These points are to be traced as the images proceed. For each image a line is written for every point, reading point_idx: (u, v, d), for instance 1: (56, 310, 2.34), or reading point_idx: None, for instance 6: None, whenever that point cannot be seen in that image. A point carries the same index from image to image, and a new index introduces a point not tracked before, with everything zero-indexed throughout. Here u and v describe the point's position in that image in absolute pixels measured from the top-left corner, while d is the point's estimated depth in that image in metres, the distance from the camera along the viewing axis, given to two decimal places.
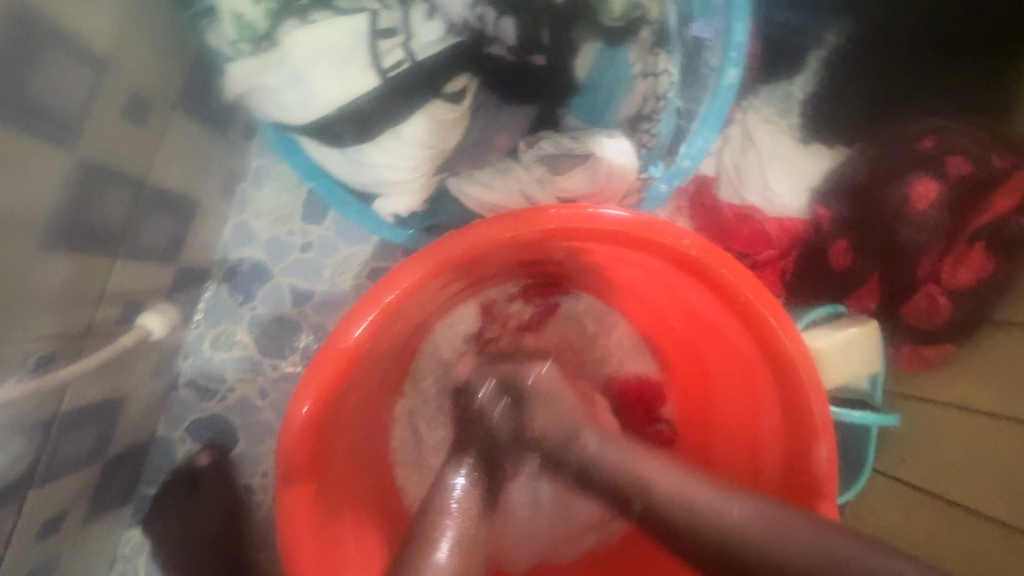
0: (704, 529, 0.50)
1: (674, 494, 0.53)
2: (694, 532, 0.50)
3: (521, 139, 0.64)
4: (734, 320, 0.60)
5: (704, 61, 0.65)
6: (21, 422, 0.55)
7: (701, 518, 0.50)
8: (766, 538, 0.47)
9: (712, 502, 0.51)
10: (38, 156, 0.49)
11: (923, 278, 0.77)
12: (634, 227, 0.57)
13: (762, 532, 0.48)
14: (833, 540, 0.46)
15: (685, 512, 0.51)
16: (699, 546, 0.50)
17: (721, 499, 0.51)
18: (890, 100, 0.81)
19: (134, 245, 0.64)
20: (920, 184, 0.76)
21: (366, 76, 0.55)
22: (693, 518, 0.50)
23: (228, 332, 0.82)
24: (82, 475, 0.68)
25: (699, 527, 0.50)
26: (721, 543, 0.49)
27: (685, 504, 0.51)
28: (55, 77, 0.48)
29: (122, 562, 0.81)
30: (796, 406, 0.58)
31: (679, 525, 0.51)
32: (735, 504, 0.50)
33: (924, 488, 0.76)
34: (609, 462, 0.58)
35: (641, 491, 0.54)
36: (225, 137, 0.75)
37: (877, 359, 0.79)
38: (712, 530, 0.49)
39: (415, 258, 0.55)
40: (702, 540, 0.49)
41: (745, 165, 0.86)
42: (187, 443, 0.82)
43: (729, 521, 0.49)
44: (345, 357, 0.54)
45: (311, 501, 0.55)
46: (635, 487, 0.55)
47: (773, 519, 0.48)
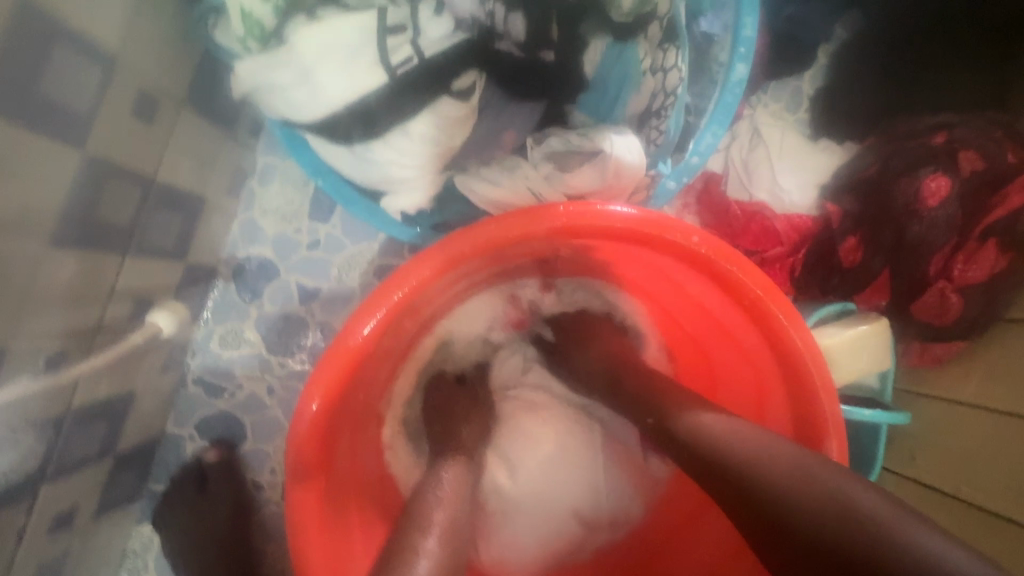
0: (737, 459, 0.47)
1: (702, 419, 0.52)
2: (726, 464, 0.48)
3: (529, 135, 0.63)
4: (743, 318, 0.60)
5: (712, 57, 0.66)
6: (33, 418, 0.55)
7: (735, 452, 0.48)
8: (804, 487, 0.43)
9: (752, 442, 0.48)
10: (47, 154, 0.49)
11: (934, 275, 0.76)
12: (644, 224, 0.56)
13: (777, 459, 0.46)
14: (856, 488, 0.42)
15: (719, 445, 0.49)
16: (728, 478, 0.47)
17: (759, 439, 0.48)
18: (902, 94, 0.80)
19: (143, 243, 0.65)
20: (931, 180, 0.74)
21: (374, 73, 0.55)
22: (728, 447, 0.48)
23: (235, 329, 0.83)
24: (93, 471, 0.68)
25: (731, 458, 0.47)
26: (752, 475, 0.46)
27: (718, 436, 0.49)
28: (64, 76, 0.49)
29: (132, 557, 0.81)
30: (806, 404, 0.58)
31: (710, 455, 0.49)
32: (775, 445, 0.47)
33: (934, 486, 0.75)
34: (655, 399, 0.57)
35: (682, 419, 0.53)
36: (232, 135, 0.75)
37: (887, 356, 0.78)
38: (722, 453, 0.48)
39: (424, 254, 0.55)
40: (736, 469, 0.47)
41: (753, 161, 0.86)
42: (195, 440, 0.83)
43: (762, 462, 0.46)
44: (354, 355, 0.54)
45: (319, 497, 0.55)
46: (677, 417, 0.53)
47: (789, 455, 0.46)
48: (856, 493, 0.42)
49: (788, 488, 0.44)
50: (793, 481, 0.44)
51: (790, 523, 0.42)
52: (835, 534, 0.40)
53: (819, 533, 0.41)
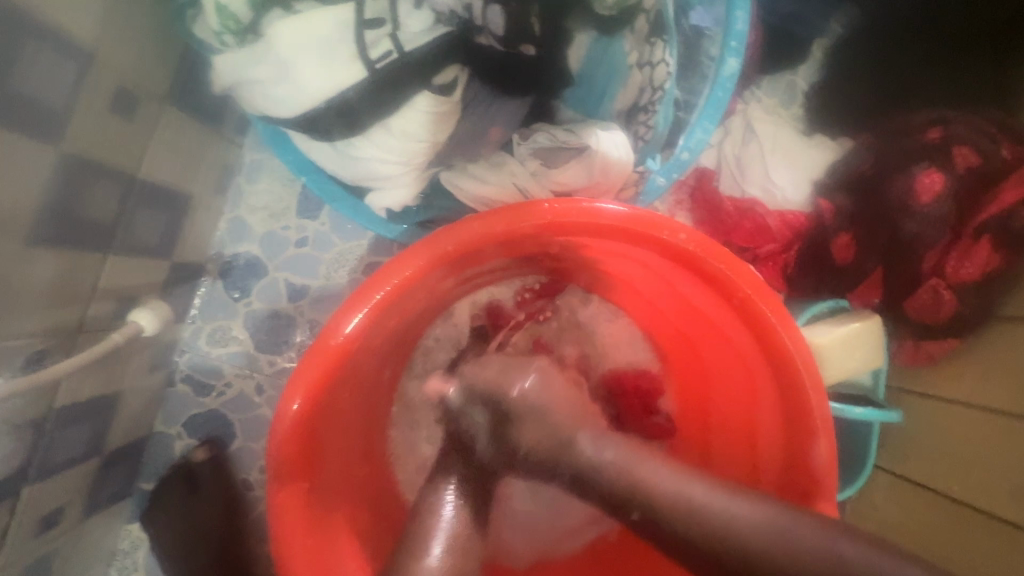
0: (700, 534, 0.48)
1: (685, 494, 0.50)
2: (690, 534, 0.49)
3: (515, 131, 0.63)
4: (731, 316, 0.59)
5: (703, 51, 0.65)
6: (14, 418, 0.55)
7: (704, 516, 0.49)
8: (775, 550, 0.46)
9: (712, 502, 0.49)
10: (21, 151, 0.48)
11: (927, 273, 0.76)
12: (632, 221, 0.55)
13: (776, 527, 0.47)
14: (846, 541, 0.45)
15: (721, 528, 0.48)
16: (699, 551, 0.48)
17: (715, 496, 0.50)
18: (897, 88, 0.79)
19: (126, 242, 0.64)
20: (925, 176, 0.74)
21: (352, 68, 0.53)
22: (689, 513, 0.49)
23: (224, 328, 0.82)
24: (79, 471, 0.68)
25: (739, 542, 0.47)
26: (720, 542, 0.47)
27: (682, 505, 0.50)
28: (38, 71, 0.48)
29: (121, 557, 0.81)
30: (793, 403, 0.58)
31: (670, 529, 0.50)
32: (737, 499, 0.49)
33: (927, 486, 0.75)
34: (607, 466, 0.55)
35: (636, 497, 0.52)
36: (217, 131, 0.74)
37: (880, 354, 0.77)
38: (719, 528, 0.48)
39: (410, 251, 0.54)
40: (706, 542, 0.48)
41: (746, 158, 0.84)
42: (184, 438, 0.82)
43: (736, 520, 0.48)
44: (336, 354, 0.53)
45: (303, 498, 0.55)
46: (632, 492, 0.52)
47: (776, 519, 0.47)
48: (821, 543, 0.45)
49: (759, 549, 0.46)
50: (794, 552, 0.45)
51: None
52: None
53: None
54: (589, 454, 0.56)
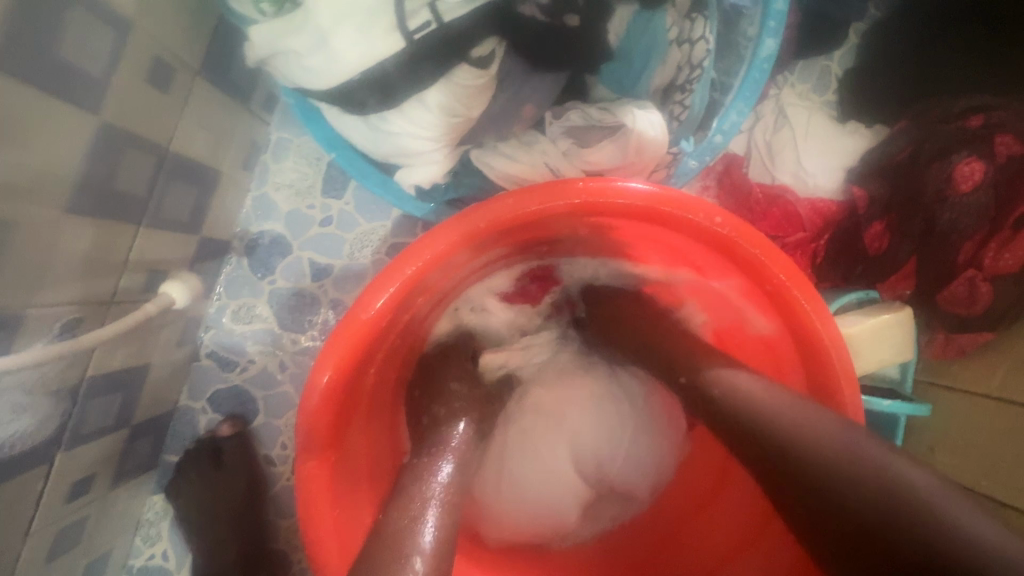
0: (785, 437, 0.46)
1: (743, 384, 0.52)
2: (781, 446, 0.46)
3: (549, 109, 0.63)
4: (764, 301, 0.58)
5: (740, 31, 0.63)
6: (49, 384, 0.56)
7: (761, 407, 0.49)
8: (834, 454, 0.43)
9: (800, 417, 0.47)
10: (60, 118, 0.48)
11: (963, 264, 0.73)
12: (662, 202, 0.54)
13: (826, 428, 0.45)
14: (908, 465, 0.42)
15: (769, 418, 0.48)
16: (779, 456, 0.46)
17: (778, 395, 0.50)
18: (939, 76, 0.76)
19: (157, 214, 0.64)
20: (965, 164, 0.72)
21: (390, 38, 0.52)
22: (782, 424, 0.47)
23: (248, 305, 0.83)
24: (109, 440, 0.69)
25: (786, 432, 0.46)
26: (800, 453, 0.45)
27: (775, 421, 0.47)
28: (79, 38, 0.48)
29: (146, 526, 0.83)
30: (825, 397, 0.57)
31: (731, 411, 0.51)
32: (843, 432, 0.45)
33: (953, 479, 0.73)
34: (741, 393, 0.51)
35: (749, 412, 0.49)
36: (247, 108, 0.74)
37: (910, 346, 0.76)
38: (764, 415, 0.48)
39: (440, 229, 0.53)
40: (790, 448, 0.46)
41: (777, 143, 0.83)
42: (208, 413, 0.83)
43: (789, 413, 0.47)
44: (366, 329, 0.53)
45: (330, 471, 0.55)
46: (751, 415, 0.49)
47: (833, 425, 0.46)
48: (935, 490, 0.39)
49: (841, 470, 0.43)
50: (838, 450, 0.44)
51: (843, 504, 0.42)
52: (858, 497, 0.41)
53: (877, 513, 0.40)
54: (730, 382, 0.52)
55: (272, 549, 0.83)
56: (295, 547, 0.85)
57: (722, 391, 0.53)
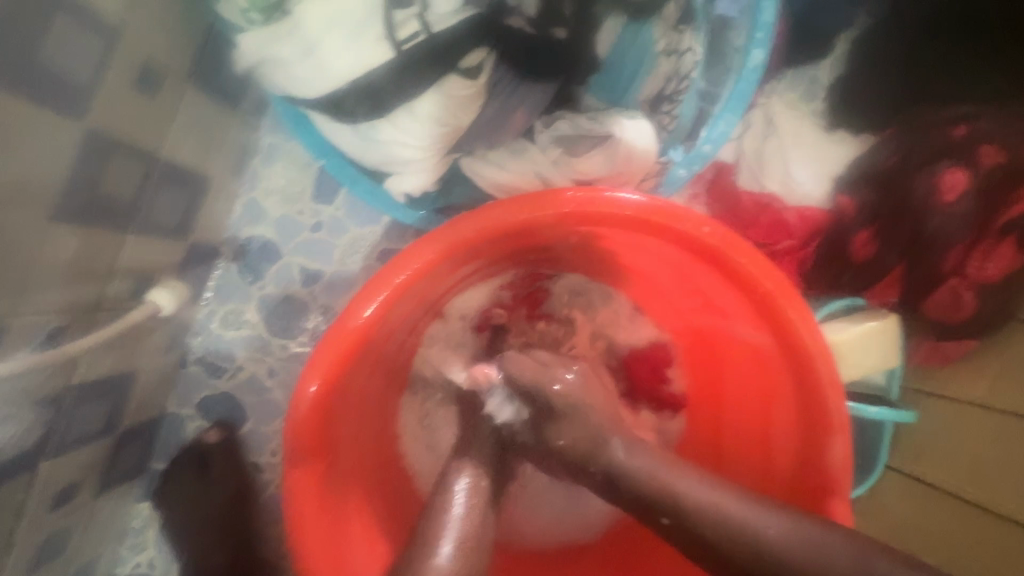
0: (737, 552, 0.49)
1: (720, 512, 0.51)
2: (705, 530, 0.51)
3: (538, 118, 0.62)
4: (750, 310, 0.59)
5: (728, 42, 0.63)
6: (33, 393, 0.55)
7: (737, 534, 0.50)
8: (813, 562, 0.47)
9: (711, 500, 0.52)
10: (45, 125, 0.48)
11: (948, 272, 0.75)
12: (650, 212, 0.55)
13: (795, 544, 0.48)
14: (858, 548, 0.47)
15: (746, 538, 0.49)
16: (709, 547, 0.50)
17: (755, 513, 0.50)
18: (924, 86, 0.77)
19: (144, 221, 0.64)
20: (949, 174, 0.74)
21: (380, 48, 0.53)
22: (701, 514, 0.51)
23: (237, 311, 0.82)
24: (94, 449, 0.68)
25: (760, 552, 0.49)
26: (733, 545, 0.50)
27: (749, 551, 0.49)
28: (64, 43, 0.47)
29: (132, 535, 0.82)
30: (812, 405, 0.57)
31: (702, 537, 0.51)
32: (754, 511, 0.51)
33: (936, 485, 0.75)
34: (637, 472, 0.55)
35: (665, 498, 0.53)
36: (236, 114, 0.74)
37: (895, 354, 0.76)
38: (743, 545, 0.49)
39: (430, 237, 0.54)
40: (711, 539, 0.50)
41: (767, 152, 0.83)
42: (196, 420, 0.83)
43: (762, 533, 0.49)
44: (355, 337, 0.53)
45: (317, 480, 0.55)
46: (659, 495, 0.53)
47: (799, 530, 0.49)
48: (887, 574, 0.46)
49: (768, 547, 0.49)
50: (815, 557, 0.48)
51: None
52: None
53: None
54: (620, 460, 0.56)
55: (260, 557, 0.83)
56: (283, 555, 0.84)
57: (606, 468, 0.57)
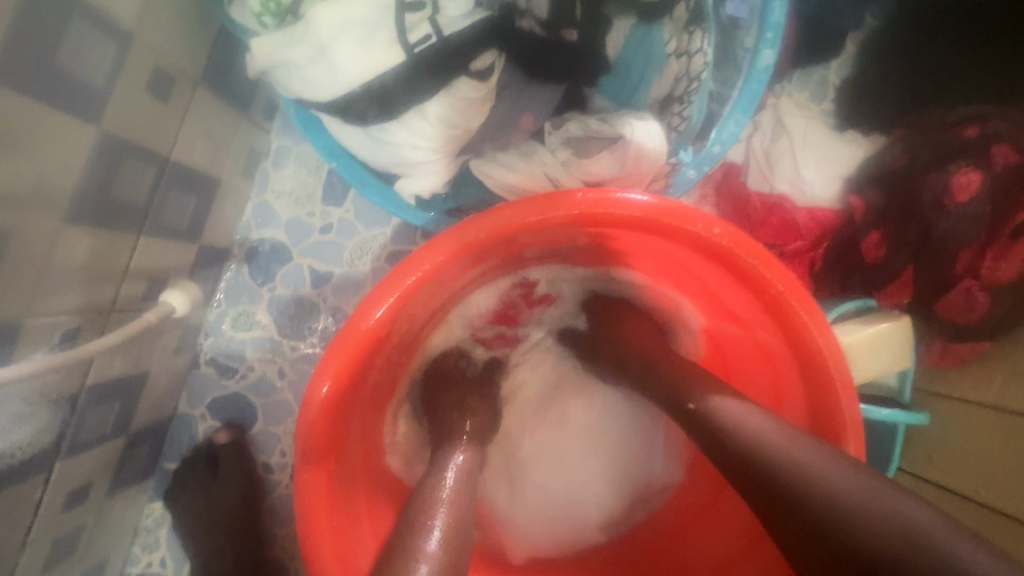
0: (744, 445, 0.49)
1: (742, 418, 0.51)
2: (729, 442, 0.50)
3: (548, 120, 0.63)
4: (762, 311, 0.59)
5: (738, 43, 0.64)
6: (48, 393, 0.56)
7: (750, 437, 0.49)
8: (825, 485, 0.43)
9: (766, 429, 0.49)
10: (61, 129, 0.49)
11: (960, 273, 0.74)
12: (660, 213, 0.55)
13: (800, 458, 0.46)
14: (880, 486, 0.42)
15: (757, 448, 0.48)
16: (765, 480, 0.47)
17: (768, 424, 0.49)
18: (933, 87, 0.77)
19: (157, 223, 0.65)
20: (961, 174, 0.72)
21: (391, 51, 0.53)
22: (755, 440, 0.49)
23: (248, 312, 0.83)
24: (107, 448, 0.69)
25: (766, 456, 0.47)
26: (771, 468, 0.46)
27: (758, 439, 0.48)
28: (80, 48, 0.48)
29: (144, 534, 0.83)
30: (824, 407, 0.57)
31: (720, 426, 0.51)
32: (811, 447, 0.47)
33: (951, 489, 0.74)
34: (728, 417, 0.52)
35: (732, 433, 0.50)
36: (247, 117, 0.75)
37: (908, 356, 0.76)
38: (747, 447, 0.49)
39: (440, 239, 0.54)
40: (760, 459, 0.47)
41: (775, 153, 0.83)
42: (207, 420, 0.83)
43: (768, 444, 0.48)
44: (365, 339, 0.53)
45: (328, 480, 0.55)
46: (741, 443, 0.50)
47: (810, 453, 0.46)
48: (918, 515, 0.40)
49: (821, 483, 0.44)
50: (828, 479, 0.44)
51: (833, 536, 0.42)
52: (842, 529, 0.41)
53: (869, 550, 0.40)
54: (713, 405, 0.53)
55: (269, 557, 0.83)
56: (292, 555, 0.84)
57: (700, 414, 0.54)
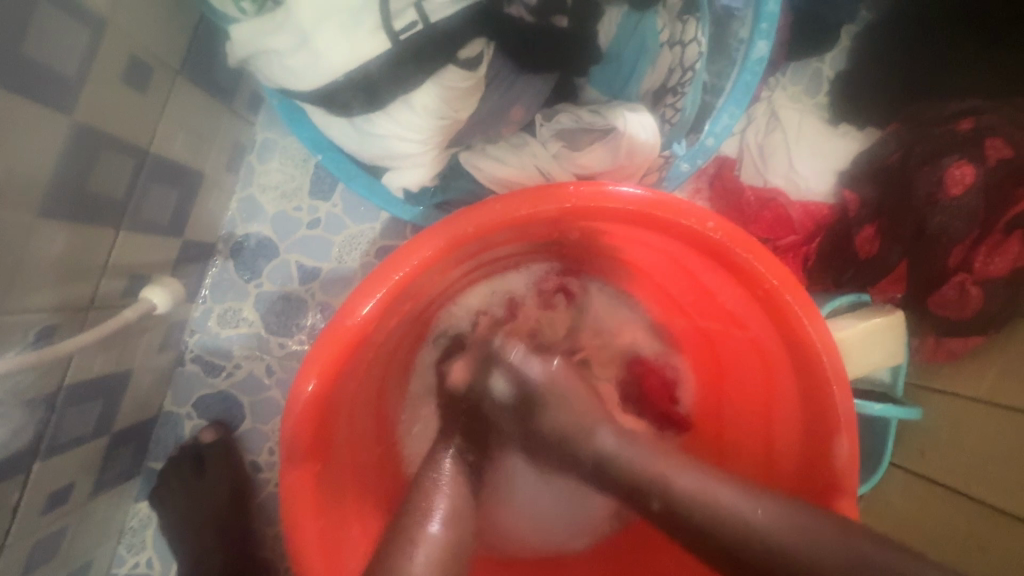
0: (691, 513, 0.49)
1: (693, 486, 0.50)
2: (676, 509, 0.50)
3: (538, 111, 0.62)
4: (756, 307, 0.58)
5: (732, 34, 0.62)
6: (22, 393, 0.54)
7: (702, 505, 0.49)
8: (787, 549, 0.46)
9: (716, 491, 0.50)
10: (31, 119, 0.47)
11: (953, 267, 0.74)
12: (652, 206, 0.54)
13: (760, 523, 0.47)
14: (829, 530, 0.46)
15: (709, 514, 0.48)
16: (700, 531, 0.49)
17: (725, 490, 0.49)
18: (927, 80, 0.76)
19: (137, 217, 0.63)
20: (956, 167, 0.72)
21: (375, 39, 0.51)
22: (710, 512, 0.49)
23: (234, 308, 0.81)
24: (88, 448, 0.67)
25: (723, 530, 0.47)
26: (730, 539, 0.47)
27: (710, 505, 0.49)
28: (50, 34, 0.46)
29: (129, 535, 0.81)
30: (817, 402, 0.56)
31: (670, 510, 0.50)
32: (743, 500, 0.49)
33: (943, 483, 0.74)
34: (622, 460, 0.54)
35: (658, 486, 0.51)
36: (231, 108, 0.73)
37: (901, 351, 0.75)
38: (703, 516, 0.49)
39: (427, 234, 0.52)
40: (712, 535, 0.48)
41: (769, 146, 0.83)
42: (193, 419, 0.82)
43: (726, 510, 0.48)
44: (352, 337, 0.52)
45: (314, 480, 0.54)
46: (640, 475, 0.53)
47: (762, 509, 0.48)
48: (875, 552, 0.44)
49: (774, 543, 0.46)
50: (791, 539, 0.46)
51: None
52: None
53: None
54: (607, 447, 0.56)
55: (258, 556, 0.82)
56: (282, 555, 0.83)
57: (593, 457, 0.56)
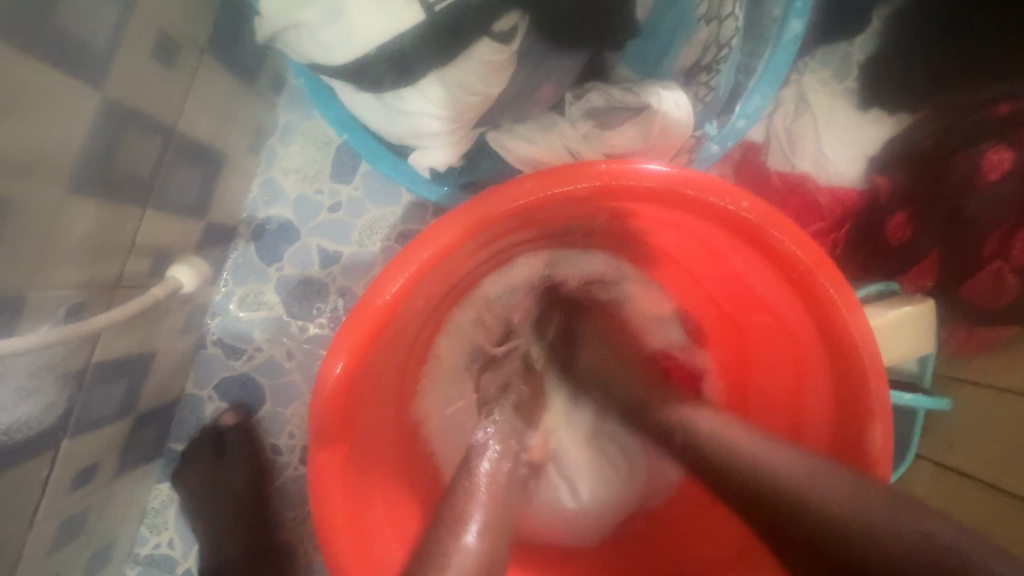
0: (715, 455, 0.49)
1: (743, 444, 0.48)
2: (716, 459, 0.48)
3: (568, 91, 0.62)
4: (789, 290, 0.56)
5: (766, 12, 0.59)
6: (52, 369, 0.55)
7: (744, 457, 0.47)
8: (828, 505, 0.42)
9: (763, 452, 0.47)
10: (63, 94, 0.47)
11: (989, 256, 0.72)
12: (682, 185, 0.52)
13: (803, 476, 0.44)
14: (880, 495, 0.42)
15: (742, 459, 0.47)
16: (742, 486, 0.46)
17: (774, 451, 0.47)
18: (965, 65, 0.73)
19: (162, 197, 0.63)
20: (993, 153, 0.71)
21: (409, 10, 0.50)
22: (762, 471, 0.46)
23: (255, 292, 0.81)
24: (114, 427, 0.68)
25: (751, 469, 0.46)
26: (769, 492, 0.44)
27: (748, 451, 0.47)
28: (80, 8, 0.46)
29: (151, 515, 0.82)
30: (851, 387, 0.55)
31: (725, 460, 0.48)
32: (774, 449, 0.47)
33: (973, 477, 0.72)
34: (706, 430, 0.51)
35: (692, 453, 0.50)
36: (254, 88, 0.72)
37: (930, 339, 0.74)
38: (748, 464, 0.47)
39: (455, 214, 0.51)
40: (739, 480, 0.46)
41: (798, 130, 0.80)
42: (214, 402, 0.82)
43: (764, 464, 0.46)
44: (381, 315, 0.51)
45: (342, 461, 0.54)
46: (686, 434, 0.52)
47: (816, 470, 0.45)
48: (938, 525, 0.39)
49: (820, 507, 0.42)
50: (837, 500, 0.42)
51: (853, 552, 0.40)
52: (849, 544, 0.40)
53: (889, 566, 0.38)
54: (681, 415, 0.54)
55: (277, 539, 0.83)
56: (301, 538, 0.84)
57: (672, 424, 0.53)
